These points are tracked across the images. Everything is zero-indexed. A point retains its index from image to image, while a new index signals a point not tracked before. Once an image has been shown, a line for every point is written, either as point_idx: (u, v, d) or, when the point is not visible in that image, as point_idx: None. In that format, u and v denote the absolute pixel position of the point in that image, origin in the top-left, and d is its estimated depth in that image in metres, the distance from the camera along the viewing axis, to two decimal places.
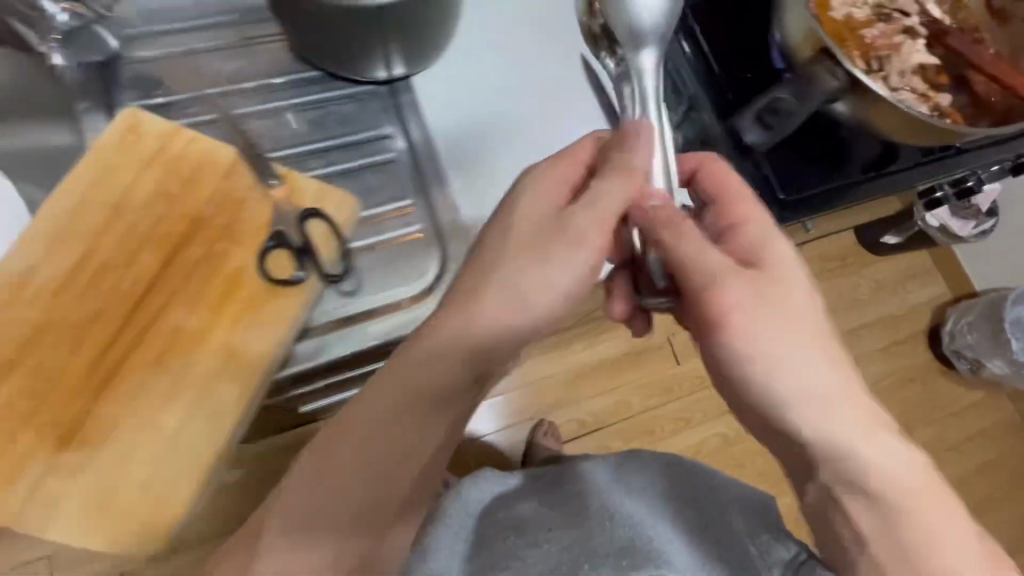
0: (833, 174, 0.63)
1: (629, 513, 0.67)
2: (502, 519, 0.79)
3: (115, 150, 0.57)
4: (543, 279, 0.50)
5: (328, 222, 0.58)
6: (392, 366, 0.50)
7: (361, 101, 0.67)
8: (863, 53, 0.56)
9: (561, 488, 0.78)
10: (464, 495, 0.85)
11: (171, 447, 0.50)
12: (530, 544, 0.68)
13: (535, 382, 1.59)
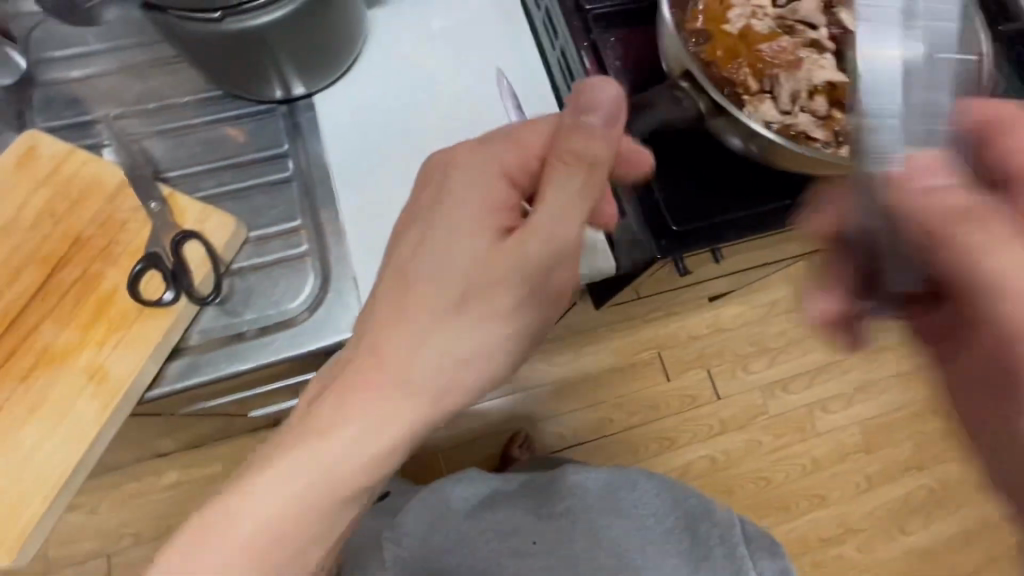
0: (741, 202, 0.57)
1: (614, 537, 0.86)
2: (491, 522, 0.88)
3: (10, 170, 0.60)
4: (460, 328, 0.45)
5: (204, 244, 0.59)
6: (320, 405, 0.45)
7: (260, 120, 0.68)
8: (756, 72, 0.50)
9: (548, 500, 0.90)
10: (447, 493, 0.91)
11: (28, 461, 0.52)
12: (517, 553, 0.84)
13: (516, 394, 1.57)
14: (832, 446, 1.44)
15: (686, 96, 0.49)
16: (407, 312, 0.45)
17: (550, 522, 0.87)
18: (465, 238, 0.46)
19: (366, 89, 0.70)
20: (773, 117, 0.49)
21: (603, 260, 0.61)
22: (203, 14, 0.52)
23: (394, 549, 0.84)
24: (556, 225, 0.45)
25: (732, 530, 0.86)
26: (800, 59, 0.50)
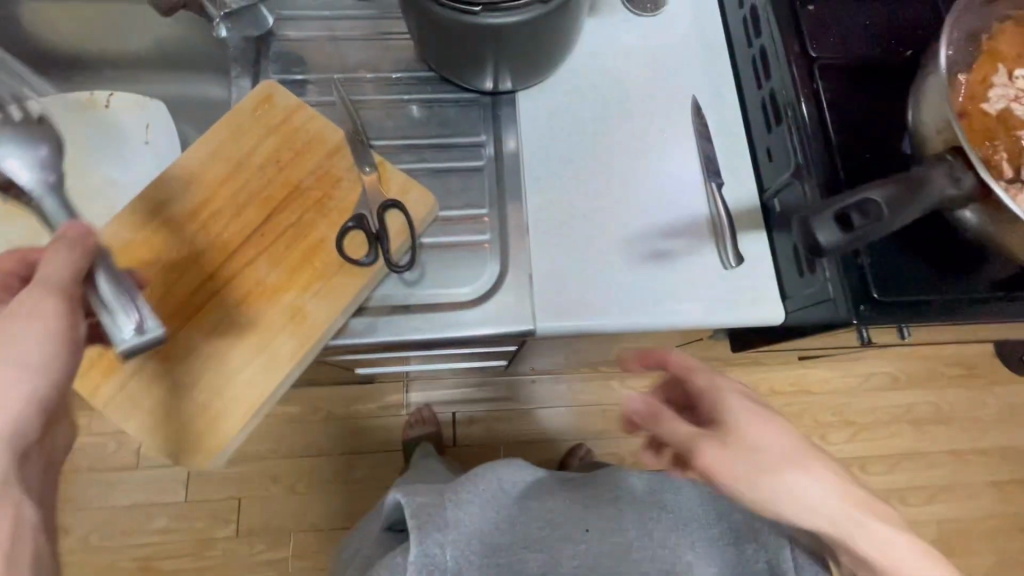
0: (945, 280, 0.56)
1: (662, 537, 0.76)
2: (536, 510, 0.78)
3: (247, 113, 0.65)
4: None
5: (404, 215, 0.63)
6: None
7: (463, 107, 0.71)
8: (1014, 159, 0.49)
9: (594, 488, 0.81)
10: (499, 470, 0.80)
11: (230, 380, 0.57)
12: (570, 542, 0.75)
13: (583, 407, 1.60)
14: None
15: (958, 173, 0.43)
16: None
17: (598, 518, 0.77)
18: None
19: (566, 94, 0.72)
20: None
21: (773, 308, 0.64)
22: (466, 5, 0.56)
23: (434, 532, 0.71)
24: (44, 276, 0.45)
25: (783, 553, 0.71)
26: None
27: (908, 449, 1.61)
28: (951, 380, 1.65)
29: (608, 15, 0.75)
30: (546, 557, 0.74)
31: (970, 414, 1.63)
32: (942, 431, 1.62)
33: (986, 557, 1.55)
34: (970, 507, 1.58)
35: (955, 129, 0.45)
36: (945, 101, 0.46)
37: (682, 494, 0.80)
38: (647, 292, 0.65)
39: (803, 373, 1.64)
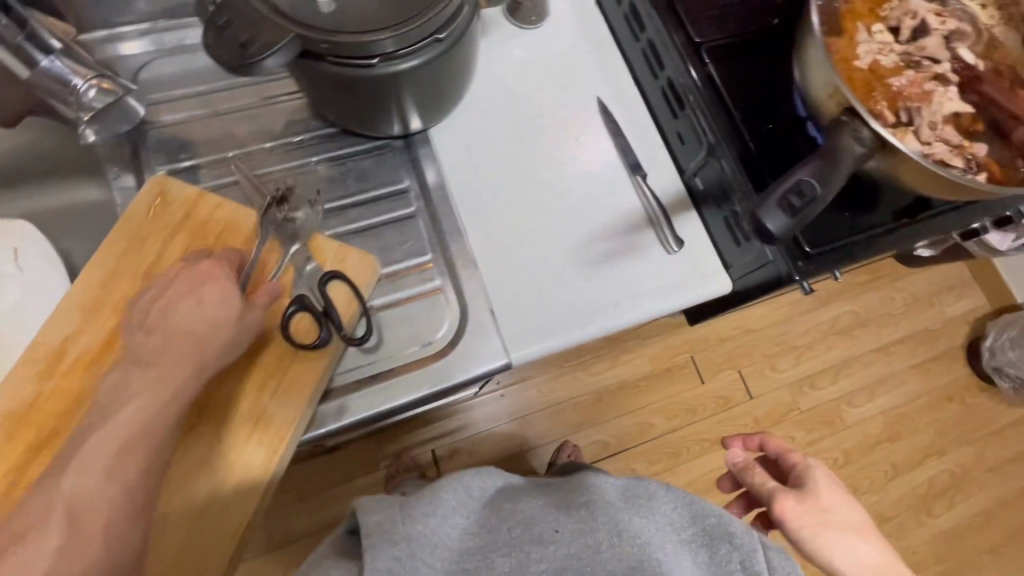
0: (861, 221, 0.62)
1: (641, 534, 0.51)
2: (503, 514, 0.54)
3: (142, 216, 0.59)
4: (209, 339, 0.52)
5: (348, 283, 0.59)
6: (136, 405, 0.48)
7: (377, 156, 0.69)
8: (892, 105, 0.54)
9: (567, 491, 0.57)
10: (462, 476, 0.60)
11: (205, 514, 0.52)
12: (539, 543, 0.50)
13: (555, 405, 1.61)
14: (859, 437, 1.71)
15: (855, 134, 0.48)
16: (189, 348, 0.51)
17: (576, 513, 0.52)
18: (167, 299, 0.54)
19: (477, 120, 0.72)
20: (916, 148, 0.53)
21: (719, 281, 0.67)
22: (362, 59, 0.54)
23: (388, 546, 0.50)
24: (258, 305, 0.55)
25: (758, 555, 0.52)
26: (930, 91, 0.55)
27: (846, 357, 1.78)
28: (862, 286, 1.85)
29: (496, 35, 0.76)
30: (510, 565, 0.49)
31: (886, 311, 1.84)
32: (867, 331, 1.81)
33: (927, 431, 1.74)
34: (903, 393, 1.77)
35: (844, 91, 0.49)
36: (829, 69, 0.51)
37: (663, 505, 0.55)
38: (605, 296, 0.66)
39: (742, 315, 1.75)
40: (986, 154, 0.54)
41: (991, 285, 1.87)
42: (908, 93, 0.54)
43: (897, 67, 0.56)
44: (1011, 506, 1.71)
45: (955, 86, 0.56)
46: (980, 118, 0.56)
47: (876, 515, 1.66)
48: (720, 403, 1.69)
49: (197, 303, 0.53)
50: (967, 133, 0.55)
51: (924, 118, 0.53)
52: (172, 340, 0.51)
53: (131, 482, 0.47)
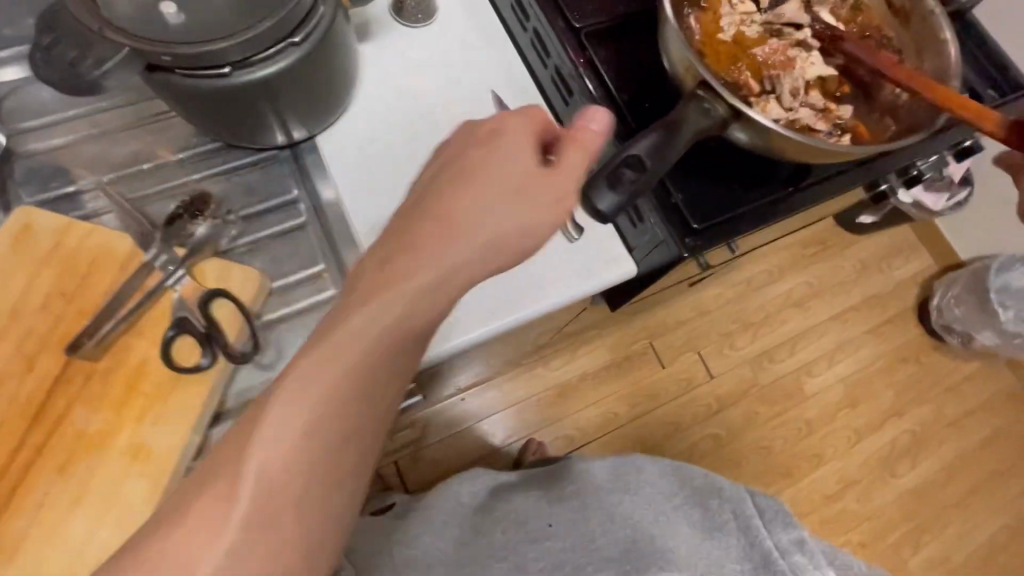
0: (750, 194, 0.61)
1: (625, 513, 0.76)
2: (503, 519, 0.79)
3: (4, 250, 0.56)
4: (461, 239, 0.42)
5: (234, 301, 0.57)
6: (330, 357, 0.38)
7: (263, 168, 0.67)
8: (756, 74, 0.55)
9: (554, 484, 0.84)
10: (453, 488, 0.88)
11: (82, 556, 0.50)
12: (534, 541, 0.75)
13: (517, 403, 1.60)
14: (820, 406, 1.74)
15: (708, 107, 0.50)
16: (447, 249, 0.41)
17: (561, 507, 0.78)
18: (430, 234, 0.41)
19: (367, 124, 0.70)
20: (779, 114, 0.53)
21: (624, 265, 0.67)
22: (214, 69, 0.52)
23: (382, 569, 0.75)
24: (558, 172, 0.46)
25: (748, 504, 0.77)
26: (794, 57, 0.55)
27: (803, 328, 1.80)
28: (813, 257, 1.86)
29: (384, 36, 0.74)
30: (507, 562, 0.73)
31: (838, 281, 1.86)
32: (821, 301, 1.83)
33: (884, 394, 1.77)
34: (859, 358, 1.80)
35: (697, 65, 0.50)
36: (680, 43, 0.51)
37: (645, 478, 0.82)
38: (509, 291, 0.65)
39: (697, 296, 1.76)
40: (852, 115, 0.56)
41: (937, 246, 1.89)
42: (771, 62, 0.55)
43: (758, 40, 0.57)
44: (971, 459, 1.75)
45: (817, 50, 0.57)
46: (845, 80, 0.57)
47: (843, 481, 1.68)
48: (682, 386, 1.69)
49: (476, 192, 0.43)
50: (835, 96, 0.56)
51: (787, 83, 0.54)
52: (435, 244, 0.41)
53: (328, 446, 0.39)
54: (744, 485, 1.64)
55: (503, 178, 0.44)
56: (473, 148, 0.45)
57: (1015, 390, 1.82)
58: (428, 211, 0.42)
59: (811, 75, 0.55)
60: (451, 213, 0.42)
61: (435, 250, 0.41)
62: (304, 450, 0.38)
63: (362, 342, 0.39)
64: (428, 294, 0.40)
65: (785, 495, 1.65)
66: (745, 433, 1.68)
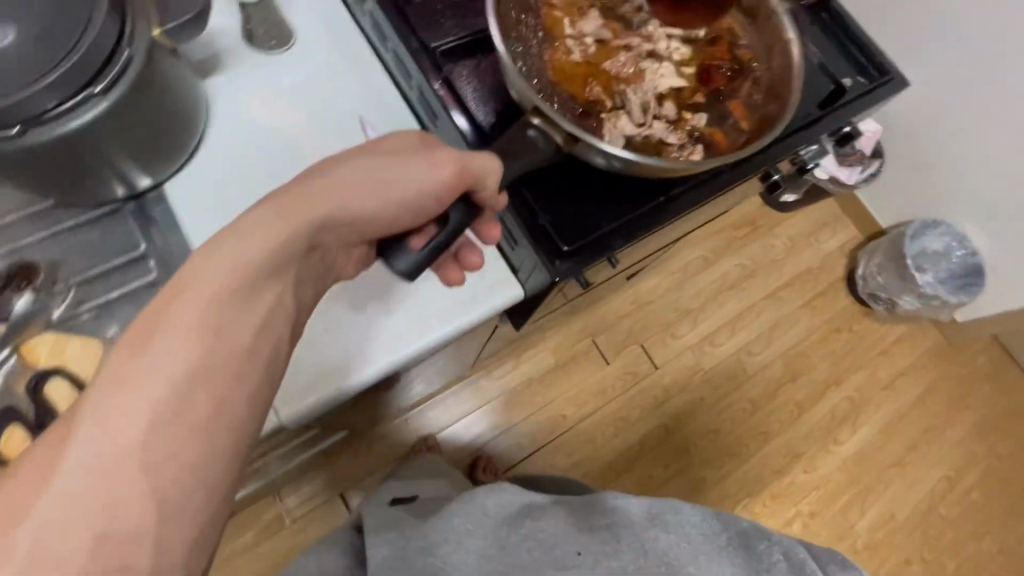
0: (613, 213, 0.59)
1: (666, 555, 0.54)
2: (525, 538, 0.60)
3: None
4: (311, 205, 0.42)
5: (70, 379, 0.54)
6: (164, 311, 0.36)
7: (106, 225, 0.61)
8: (608, 90, 0.55)
9: (590, 511, 0.61)
10: (484, 500, 0.67)
11: None
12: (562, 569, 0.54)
13: (465, 416, 1.58)
14: (764, 385, 1.76)
15: (544, 132, 0.49)
16: (297, 210, 0.42)
17: (593, 536, 0.56)
18: (290, 194, 0.42)
19: (222, 163, 0.65)
20: (630, 131, 0.55)
21: (509, 288, 0.65)
22: (3, 130, 0.47)
23: None
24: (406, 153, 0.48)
25: (798, 554, 0.53)
26: (644, 69, 0.57)
27: (744, 309, 1.81)
28: (745, 238, 1.87)
29: (237, 67, 0.69)
30: None
31: (776, 260, 1.87)
32: (757, 278, 1.85)
33: (823, 365, 1.81)
34: (797, 332, 1.82)
35: (528, 92, 0.49)
36: (510, 72, 0.50)
37: (689, 518, 0.57)
38: (391, 327, 0.63)
39: (636, 288, 1.75)
40: (707, 123, 0.57)
41: (862, 217, 1.87)
42: (621, 78, 0.56)
43: (611, 51, 0.57)
44: (909, 419, 1.79)
45: (672, 60, 0.57)
46: (701, 87, 0.58)
47: (789, 454, 1.72)
48: (628, 380, 1.69)
49: (333, 178, 0.44)
50: (691, 104, 0.57)
51: (633, 101, 0.55)
52: (279, 210, 0.41)
53: (167, 409, 0.35)
54: (696, 471, 1.66)
55: (365, 151, 0.47)
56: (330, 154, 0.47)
57: (949, 346, 1.85)
58: (292, 180, 0.44)
59: (660, 87, 0.56)
60: (314, 177, 0.44)
61: (292, 206, 0.42)
62: (141, 414, 0.34)
63: (206, 299, 0.37)
64: (281, 252, 0.41)
65: (736, 476, 1.68)
66: (692, 420, 1.70)
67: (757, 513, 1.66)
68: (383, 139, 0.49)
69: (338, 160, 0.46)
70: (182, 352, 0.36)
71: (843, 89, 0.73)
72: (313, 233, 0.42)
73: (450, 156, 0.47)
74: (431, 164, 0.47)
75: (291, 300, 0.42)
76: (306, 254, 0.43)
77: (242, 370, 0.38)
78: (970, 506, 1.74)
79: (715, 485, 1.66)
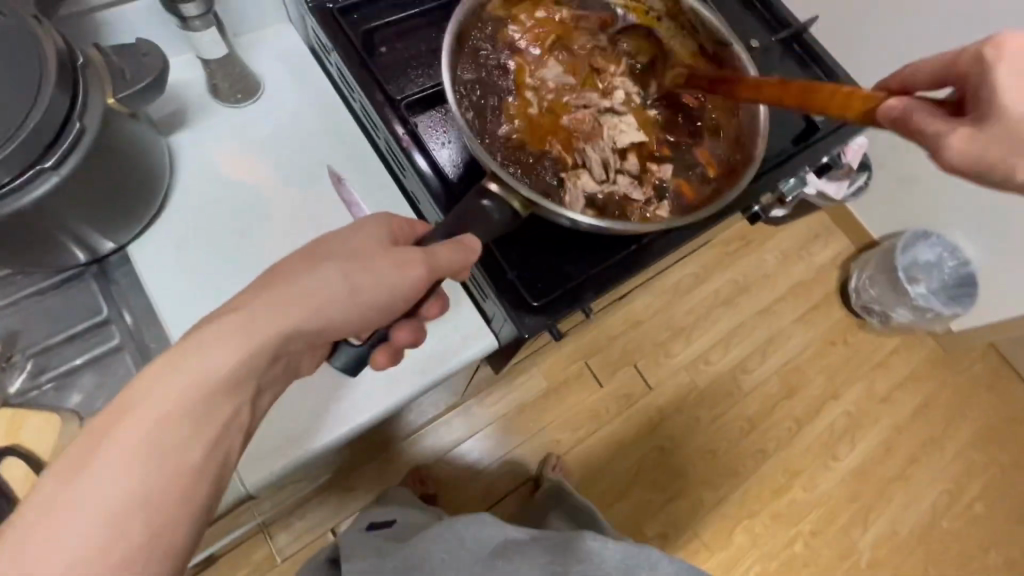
0: (585, 265, 0.59)
1: None
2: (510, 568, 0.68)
3: None
4: (276, 313, 0.40)
5: (26, 460, 0.52)
6: (106, 438, 0.33)
7: (64, 291, 0.60)
8: (567, 148, 0.59)
9: (570, 553, 0.69)
10: (468, 528, 0.73)
11: None
12: None
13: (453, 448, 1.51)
14: (762, 401, 1.69)
15: (503, 200, 0.48)
16: (261, 319, 0.39)
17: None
18: (253, 302, 0.40)
19: (188, 225, 0.64)
20: (594, 187, 0.58)
21: (485, 338, 0.64)
22: None
23: None
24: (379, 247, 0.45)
25: None
26: (597, 125, 0.60)
27: (742, 322, 1.75)
28: (741, 249, 1.81)
29: (204, 120, 0.68)
30: None
31: (776, 269, 1.80)
32: (754, 286, 1.78)
33: (818, 379, 1.73)
34: (795, 346, 1.75)
35: (486, 159, 0.49)
36: (470, 139, 0.50)
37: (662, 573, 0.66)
38: (362, 388, 0.61)
39: (628, 308, 1.71)
40: (672, 175, 0.61)
41: (851, 228, 1.82)
42: (577, 137, 0.59)
43: (565, 113, 0.60)
44: (908, 432, 1.70)
45: (622, 113, 0.61)
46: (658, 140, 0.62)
47: (789, 471, 1.64)
48: (621, 402, 1.64)
49: (304, 286, 0.41)
50: (652, 157, 0.61)
51: (592, 159, 0.58)
52: (242, 320, 0.38)
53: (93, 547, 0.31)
54: (695, 493, 1.59)
55: (337, 249, 0.45)
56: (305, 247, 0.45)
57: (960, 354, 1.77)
58: (257, 285, 0.41)
59: (615, 146, 0.60)
60: (281, 283, 0.41)
61: (255, 315, 0.39)
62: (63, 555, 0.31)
63: (151, 423, 0.34)
64: (240, 368, 0.37)
65: (737, 498, 1.61)
66: (689, 439, 1.64)
67: (757, 535, 1.59)
68: (359, 234, 0.47)
69: (308, 262, 0.43)
70: (121, 483, 0.33)
71: (815, 125, 0.73)
72: (277, 345, 0.39)
73: (415, 254, 0.44)
74: (398, 266, 0.44)
75: (251, 412, 0.39)
76: (269, 364, 0.39)
77: (188, 498, 0.35)
78: (972, 519, 1.66)
79: (716, 507, 1.59)
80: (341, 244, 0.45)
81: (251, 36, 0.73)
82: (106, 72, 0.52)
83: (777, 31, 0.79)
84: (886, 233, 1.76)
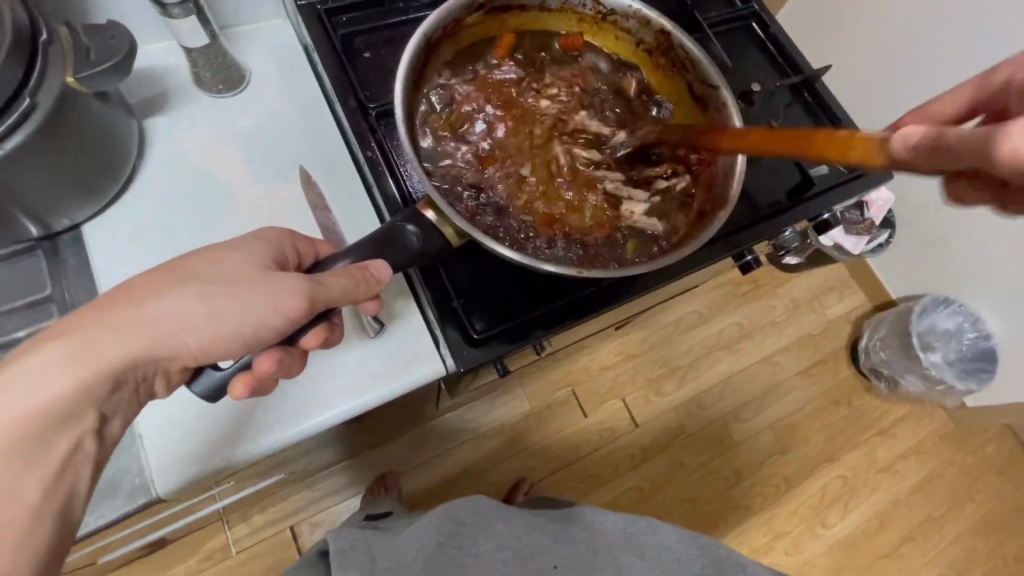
0: (535, 304, 0.60)
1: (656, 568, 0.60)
2: (500, 543, 0.60)
3: None
4: (115, 338, 0.41)
5: None
6: None
7: (12, 262, 0.60)
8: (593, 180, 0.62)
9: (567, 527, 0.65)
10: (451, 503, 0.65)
11: None
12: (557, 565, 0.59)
13: (412, 466, 1.32)
14: (752, 452, 1.44)
15: (434, 226, 0.50)
16: (97, 338, 0.40)
17: (570, 548, 0.61)
18: (90, 325, 0.41)
19: (137, 213, 0.63)
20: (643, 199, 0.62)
21: (432, 362, 0.59)
22: None
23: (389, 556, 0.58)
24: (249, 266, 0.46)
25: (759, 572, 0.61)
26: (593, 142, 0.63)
27: (760, 359, 1.52)
28: (772, 278, 1.59)
29: (185, 107, 0.67)
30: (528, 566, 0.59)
31: (810, 302, 1.58)
32: (767, 324, 1.55)
33: (815, 439, 1.47)
34: (804, 394, 1.50)
35: (429, 190, 0.50)
36: (415, 167, 0.51)
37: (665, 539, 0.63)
38: (274, 406, 0.56)
39: (626, 337, 1.49)
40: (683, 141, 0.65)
41: (868, 285, 1.58)
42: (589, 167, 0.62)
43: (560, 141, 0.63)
44: (906, 508, 1.44)
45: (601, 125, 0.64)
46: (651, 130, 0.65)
47: (772, 532, 1.39)
48: (604, 437, 1.41)
49: (160, 307, 0.42)
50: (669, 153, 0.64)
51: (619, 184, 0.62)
52: (94, 339, 0.40)
53: None
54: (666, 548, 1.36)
55: (203, 270, 0.45)
56: (170, 262, 0.45)
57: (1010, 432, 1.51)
58: (98, 302, 0.42)
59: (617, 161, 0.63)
60: (124, 309, 0.42)
61: (92, 341, 0.40)
62: None
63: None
64: (78, 394, 0.39)
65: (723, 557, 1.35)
66: (672, 484, 1.40)
67: None
68: (230, 254, 0.46)
69: (161, 283, 0.43)
70: None
71: (811, 180, 0.69)
72: (120, 372, 0.41)
73: (299, 286, 0.44)
74: (275, 297, 0.44)
75: (96, 441, 0.42)
76: (112, 390, 0.42)
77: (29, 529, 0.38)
78: None
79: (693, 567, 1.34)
80: (208, 265, 0.45)
81: (247, 29, 0.72)
82: (71, 51, 0.51)
83: (787, 76, 0.76)
84: (906, 295, 1.52)
